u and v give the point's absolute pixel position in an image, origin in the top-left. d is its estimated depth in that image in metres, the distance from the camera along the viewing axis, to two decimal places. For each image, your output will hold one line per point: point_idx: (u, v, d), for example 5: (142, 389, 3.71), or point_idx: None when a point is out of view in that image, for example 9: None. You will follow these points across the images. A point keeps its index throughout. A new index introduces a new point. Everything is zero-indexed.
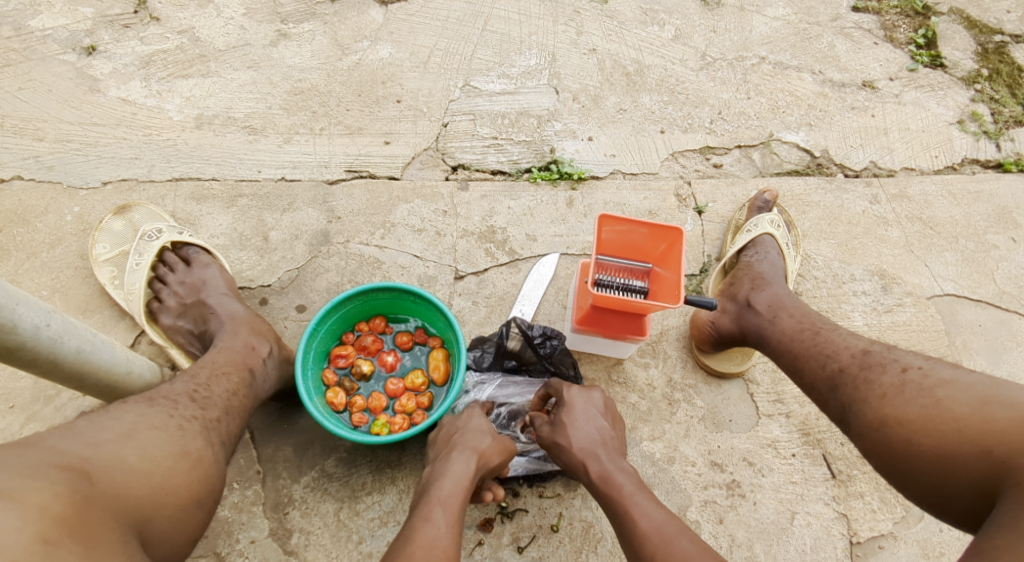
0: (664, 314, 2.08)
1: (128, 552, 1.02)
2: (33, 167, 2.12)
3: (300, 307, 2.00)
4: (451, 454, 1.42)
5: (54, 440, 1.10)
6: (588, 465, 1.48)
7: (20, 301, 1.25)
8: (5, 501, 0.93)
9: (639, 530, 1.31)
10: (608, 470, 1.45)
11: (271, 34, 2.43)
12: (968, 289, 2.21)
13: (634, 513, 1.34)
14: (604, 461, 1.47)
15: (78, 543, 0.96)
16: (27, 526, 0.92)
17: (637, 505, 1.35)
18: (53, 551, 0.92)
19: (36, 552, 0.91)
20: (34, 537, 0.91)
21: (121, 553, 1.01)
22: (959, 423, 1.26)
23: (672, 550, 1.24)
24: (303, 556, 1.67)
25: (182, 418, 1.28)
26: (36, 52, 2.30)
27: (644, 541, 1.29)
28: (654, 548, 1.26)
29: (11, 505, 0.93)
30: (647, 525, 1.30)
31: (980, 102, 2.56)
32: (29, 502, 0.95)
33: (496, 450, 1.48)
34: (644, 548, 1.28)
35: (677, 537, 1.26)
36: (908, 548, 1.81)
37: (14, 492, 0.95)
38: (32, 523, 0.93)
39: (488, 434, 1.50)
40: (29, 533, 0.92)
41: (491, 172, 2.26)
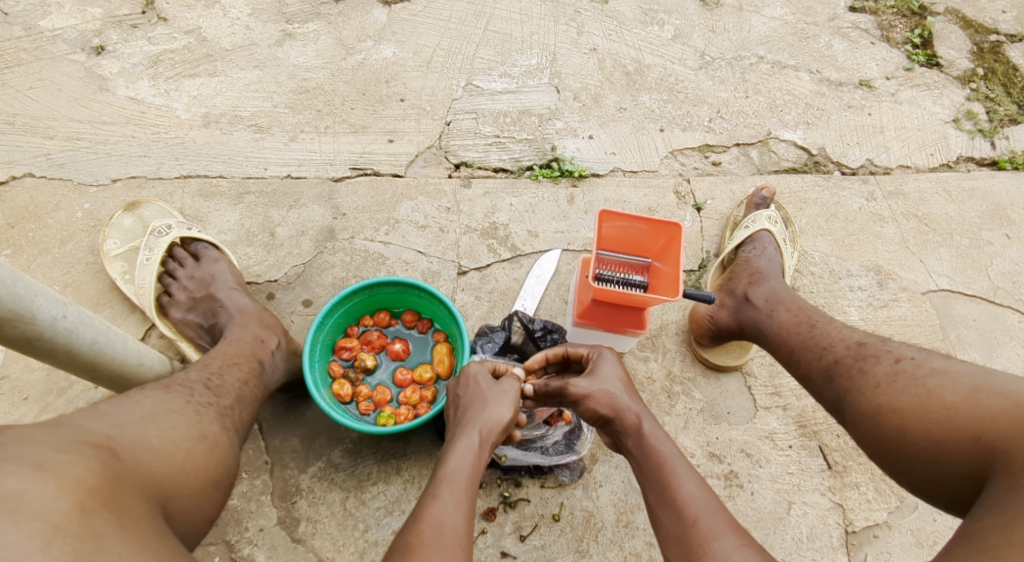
0: (663, 310, 2.12)
1: (158, 523, 1.05)
2: (43, 165, 2.16)
3: (306, 302, 2.04)
4: (458, 431, 1.44)
5: (81, 420, 1.14)
6: (635, 417, 1.47)
7: (38, 293, 1.29)
8: (42, 472, 0.96)
9: (683, 490, 1.30)
10: (655, 429, 1.44)
11: (276, 34, 2.47)
12: (963, 284, 2.25)
13: (680, 472, 1.34)
14: (650, 419, 1.47)
15: (112, 512, 0.99)
16: (66, 495, 0.95)
17: (682, 468, 1.35)
18: (90, 518, 0.95)
19: (76, 519, 0.94)
20: (72, 505, 0.95)
21: (151, 524, 1.04)
22: (950, 411, 1.29)
23: (714, 517, 1.24)
24: (311, 544, 1.70)
25: (198, 404, 1.33)
26: (46, 52, 2.34)
27: (686, 502, 1.28)
28: (696, 510, 1.26)
29: (48, 476, 0.96)
30: (692, 487, 1.30)
31: (975, 101, 2.59)
32: (66, 474, 0.98)
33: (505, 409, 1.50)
34: (685, 509, 1.27)
35: (717, 507, 1.27)
36: (902, 537, 1.85)
37: (50, 464, 0.98)
38: (70, 493, 0.96)
39: (491, 400, 1.51)
40: (68, 501, 0.95)
41: (493, 170, 2.29)
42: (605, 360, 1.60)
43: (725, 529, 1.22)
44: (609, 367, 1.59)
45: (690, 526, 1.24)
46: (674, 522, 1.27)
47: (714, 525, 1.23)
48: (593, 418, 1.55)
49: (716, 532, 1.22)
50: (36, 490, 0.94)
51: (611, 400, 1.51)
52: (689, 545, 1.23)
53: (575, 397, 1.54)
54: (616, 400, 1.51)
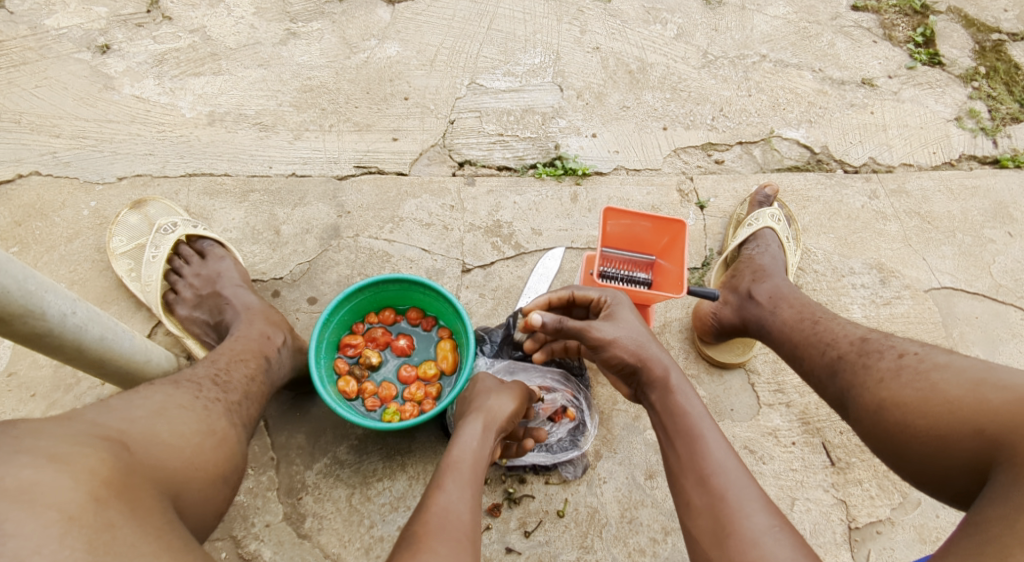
0: (666, 307, 2.13)
1: (170, 515, 1.06)
2: (50, 163, 2.17)
3: (311, 299, 2.05)
4: (465, 420, 1.46)
5: (92, 415, 1.15)
6: (665, 372, 1.44)
7: (48, 289, 1.30)
8: (57, 464, 0.97)
9: (713, 458, 1.28)
10: (683, 387, 1.42)
11: (281, 33, 2.48)
12: (965, 282, 2.25)
13: (709, 439, 1.31)
14: (678, 374, 1.45)
15: (126, 503, 1.00)
16: (80, 487, 0.96)
17: (712, 434, 1.33)
18: (105, 509, 0.96)
19: (90, 510, 0.94)
20: (87, 496, 0.96)
21: (164, 516, 1.05)
22: (952, 404, 1.30)
23: (742, 492, 1.22)
24: (316, 540, 1.71)
25: (206, 399, 1.34)
26: (52, 51, 2.35)
27: (714, 472, 1.26)
28: (725, 483, 1.24)
29: (63, 468, 0.97)
30: (721, 455, 1.29)
31: (978, 100, 2.60)
32: (80, 466, 0.99)
33: (509, 403, 1.53)
34: (714, 480, 1.25)
35: (748, 480, 1.25)
36: (905, 534, 1.86)
37: (64, 456, 0.99)
38: (85, 484, 0.97)
39: (494, 393, 1.56)
40: (83, 492, 0.96)
41: (497, 168, 2.30)
42: (620, 305, 1.59)
43: (755, 507, 1.19)
44: (628, 315, 1.57)
45: (718, 500, 1.23)
46: (701, 494, 1.26)
47: (742, 501, 1.21)
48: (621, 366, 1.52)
49: (745, 509, 1.20)
50: (52, 481, 0.95)
51: (637, 349, 1.49)
52: (717, 519, 1.21)
53: (597, 342, 1.52)
54: (642, 350, 1.49)
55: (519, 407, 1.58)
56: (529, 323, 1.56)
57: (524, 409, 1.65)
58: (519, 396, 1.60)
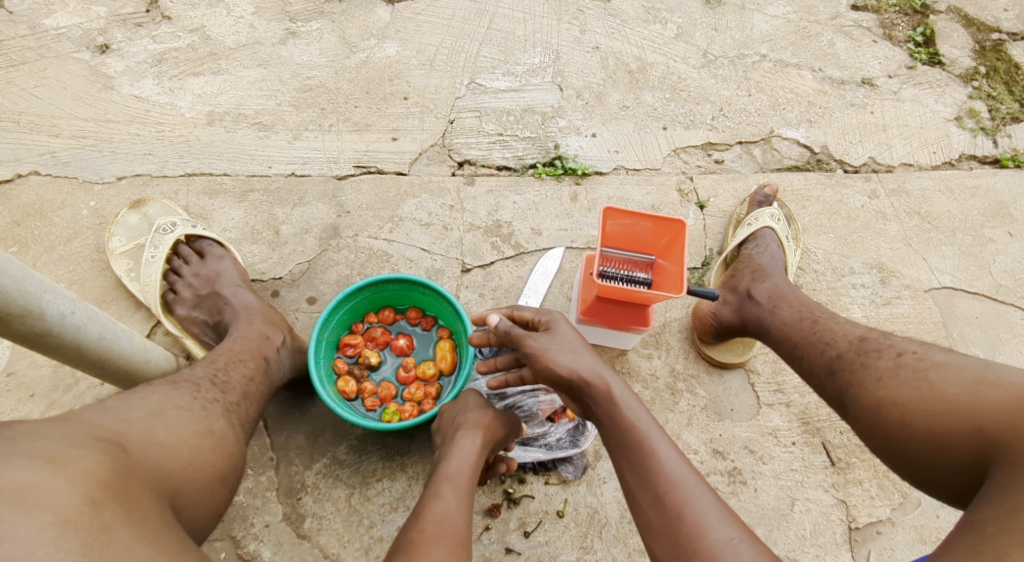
0: (666, 307, 2.13)
1: (167, 517, 1.06)
2: (49, 162, 2.16)
3: (310, 299, 2.05)
4: (458, 433, 1.47)
5: (90, 415, 1.14)
6: (604, 384, 1.40)
7: (47, 289, 1.30)
8: (53, 466, 0.97)
9: (666, 474, 1.26)
10: (628, 399, 1.38)
11: (280, 33, 2.48)
12: (965, 282, 2.25)
13: (662, 454, 1.29)
14: (621, 387, 1.40)
15: (122, 505, 0.99)
16: (76, 489, 0.96)
17: (665, 447, 1.31)
18: (100, 511, 0.96)
19: (86, 513, 0.94)
20: (83, 498, 0.95)
21: (161, 517, 1.05)
22: (950, 403, 1.29)
23: (701, 506, 1.21)
24: (316, 540, 1.71)
25: (205, 400, 1.33)
26: (51, 50, 2.35)
27: (670, 489, 1.24)
28: (681, 499, 1.22)
29: (59, 470, 0.97)
30: (674, 469, 1.27)
31: (978, 99, 2.60)
32: (75, 467, 0.99)
33: (500, 422, 1.55)
34: (670, 497, 1.24)
35: (706, 493, 1.23)
36: (906, 534, 1.86)
37: (60, 458, 0.99)
38: (80, 487, 0.97)
39: (490, 408, 1.58)
40: (79, 495, 0.96)
41: (497, 168, 2.30)
42: (558, 323, 1.51)
43: (716, 524, 1.18)
44: (566, 330, 1.50)
45: (676, 519, 1.21)
46: (660, 513, 1.24)
47: (701, 517, 1.19)
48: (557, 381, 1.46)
49: (705, 525, 1.18)
50: (47, 484, 0.94)
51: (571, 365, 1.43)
52: (677, 536, 1.20)
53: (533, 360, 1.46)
54: (578, 365, 1.43)
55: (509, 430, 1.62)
56: (488, 325, 1.60)
57: (512, 438, 1.67)
58: (514, 423, 1.64)
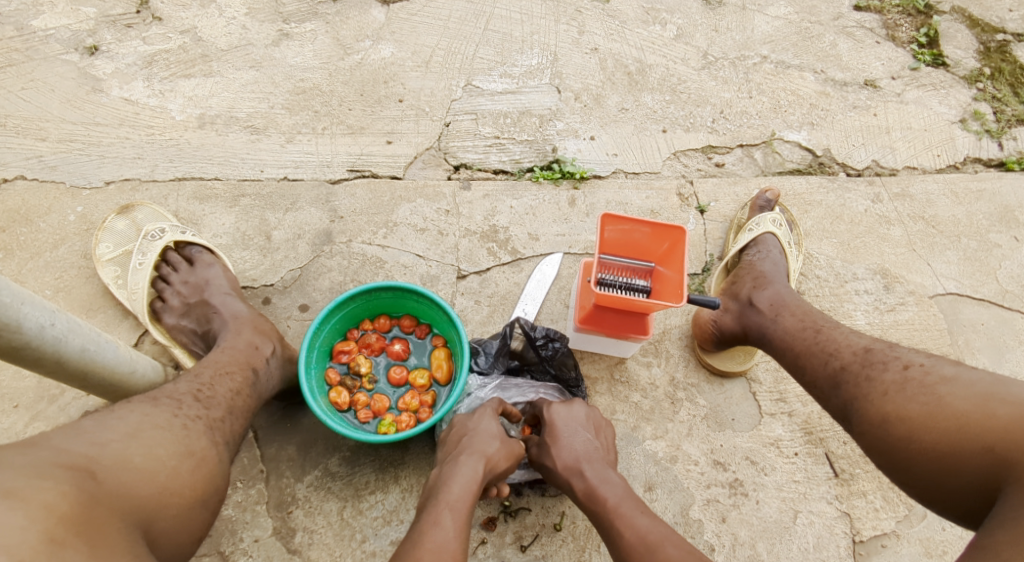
0: (666, 314, 2.08)
1: (135, 551, 1.02)
2: (35, 167, 2.12)
3: (302, 306, 2.01)
4: (459, 457, 1.42)
5: (60, 440, 1.10)
6: (573, 477, 1.52)
7: (25, 301, 1.25)
8: (12, 501, 0.92)
9: (627, 544, 1.34)
10: (593, 483, 1.48)
11: (273, 34, 2.43)
12: (970, 288, 2.21)
13: (621, 525, 1.37)
14: (589, 473, 1.50)
15: (85, 542, 0.96)
16: (34, 526, 0.92)
17: (625, 513, 1.39)
18: (61, 550, 0.92)
19: (43, 552, 0.90)
20: (40, 537, 0.91)
21: (126, 553, 1.01)
22: (960, 420, 1.26)
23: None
24: (306, 555, 1.67)
25: (186, 417, 1.29)
26: (39, 52, 2.31)
27: (630, 555, 1.32)
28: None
29: (18, 505, 0.93)
30: (633, 533, 1.34)
31: (982, 101, 2.55)
32: (37, 501, 0.95)
33: (505, 454, 1.49)
34: (634, 556, 1.31)
35: (662, 545, 1.29)
36: (911, 547, 1.82)
37: (21, 490, 0.95)
38: (39, 523, 0.92)
39: (497, 439, 1.51)
40: (36, 533, 0.91)
41: (493, 172, 2.26)
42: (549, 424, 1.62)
43: None
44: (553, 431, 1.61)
45: None
46: None
47: None
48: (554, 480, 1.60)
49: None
50: (4, 520, 0.90)
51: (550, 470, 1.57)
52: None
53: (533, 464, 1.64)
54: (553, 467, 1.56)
55: (512, 457, 1.52)
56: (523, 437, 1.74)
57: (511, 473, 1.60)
58: (517, 456, 1.56)
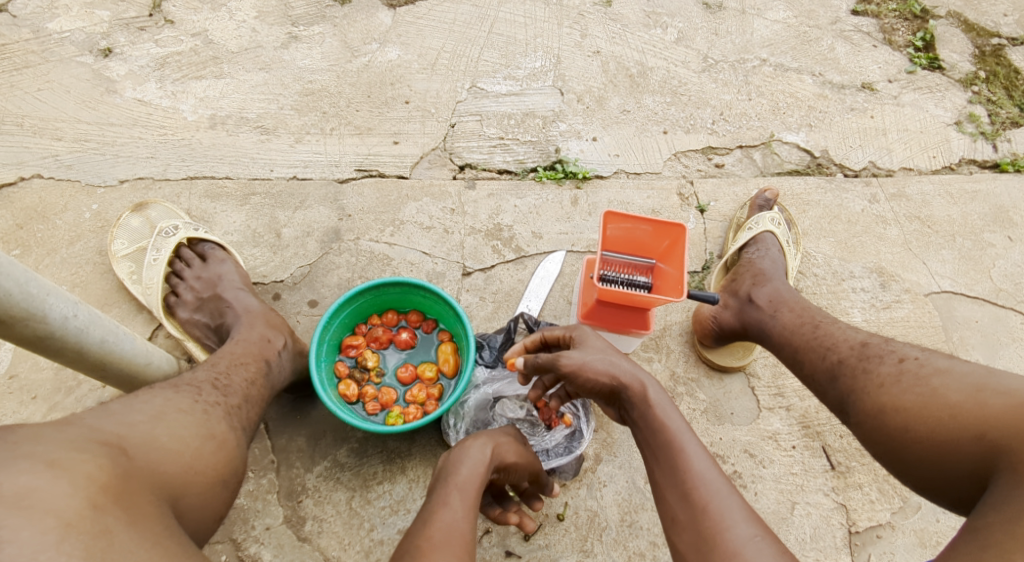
0: (667, 310, 2.13)
1: (169, 521, 1.07)
2: (51, 166, 2.17)
3: (312, 302, 2.06)
4: (469, 441, 1.47)
5: (92, 419, 1.15)
6: (640, 388, 1.38)
7: (50, 292, 1.30)
8: (55, 471, 0.98)
9: (694, 473, 1.26)
10: (661, 398, 1.37)
11: (282, 36, 2.49)
12: (965, 286, 2.26)
13: (690, 453, 1.29)
14: (656, 389, 1.39)
15: (124, 510, 1.00)
16: (77, 493, 0.97)
17: (693, 447, 1.30)
18: (102, 515, 0.97)
19: (87, 517, 0.95)
20: (84, 503, 0.96)
21: (162, 522, 1.05)
22: (954, 410, 1.30)
23: (725, 503, 1.21)
24: (317, 543, 1.72)
25: (206, 403, 1.34)
26: (54, 54, 2.36)
27: (696, 485, 1.24)
28: (706, 496, 1.23)
29: (61, 474, 0.98)
30: (701, 467, 1.27)
31: (977, 104, 2.60)
32: (77, 472, 1.00)
33: (515, 446, 1.54)
34: (696, 493, 1.24)
35: (730, 492, 1.23)
36: (906, 538, 1.86)
37: (62, 462, 1.00)
38: (82, 491, 0.97)
39: (508, 433, 1.57)
40: (80, 499, 0.96)
41: (498, 172, 2.31)
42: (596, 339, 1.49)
43: (737, 519, 1.19)
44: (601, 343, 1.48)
45: (701, 514, 1.21)
46: (685, 509, 1.24)
47: (725, 513, 1.20)
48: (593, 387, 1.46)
49: (727, 522, 1.18)
50: (49, 488, 0.95)
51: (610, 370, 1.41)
52: (699, 531, 1.20)
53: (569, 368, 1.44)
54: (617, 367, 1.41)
55: (522, 453, 1.57)
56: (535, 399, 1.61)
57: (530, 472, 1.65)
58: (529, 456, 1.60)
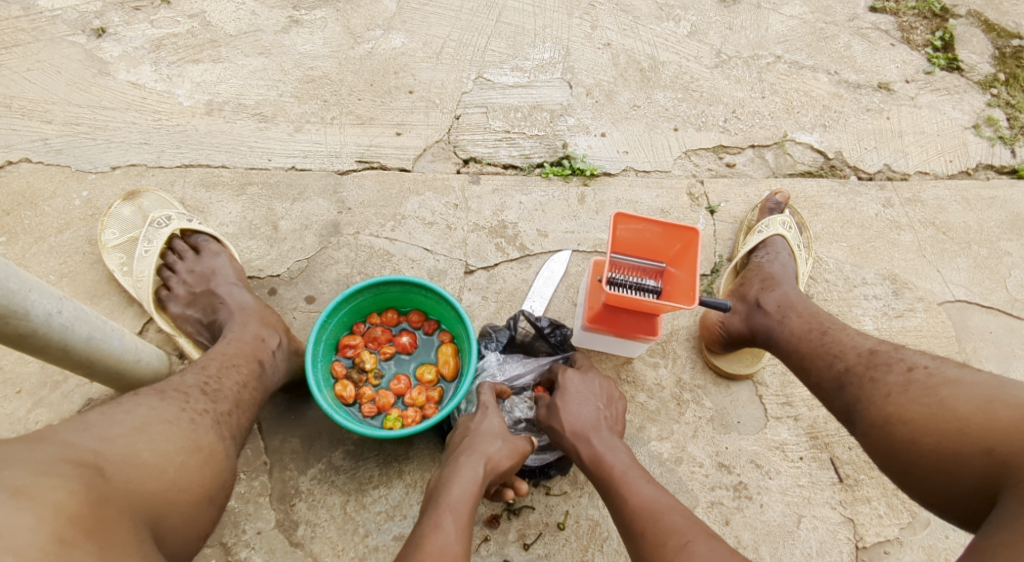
0: (674, 314, 2.07)
1: (143, 552, 1.02)
2: (40, 150, 2.10)
3: (309, 298, 1.99)
4: (460, 459, 1.41)
5: (67, 434, 1.09)
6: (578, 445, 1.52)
7: (32, 289, 1.24)
8: (21, 500, 0.92)
9: (631, 506, 1.34)
10: (598, 448, 1.49)
11: (283, 20, 2.40)
12: (980, 296, 2.20)
13: (626, 487, 1.38)
14: (596, 441, 1.51)
15: (93, 543, 0.95)
16: (43, 526, 0.91)
17: (631, 479, 1.39)
18: (69, 551, 0.91)
19: (52, 553, 0.89)
20: (50, 537, 0.90)
21: (134, 555, 1.00)
22: (962, 422, 1.25)
23: (662, 523, 1.27)
24: (309, 548, 1.67)
25: (193, 411, 1.28)
26: (45, 33, 2.27)
27: (634, 516, 1.32)
28: (645, 523, 1.29)
29: (27, 504, 0.92)
30: (637, 499, 1.34)
31: (996, 107, 2.53)
32: (45, 500, 0.94)
33: (509, 454, 1.48)
34: (635, 523, 1.31)
35: (667, 510, 1.30)
36: (914, 554, 1.82)
37: (29, 489, 0.94)
38: (48, 523, 0.92)
39: (500, 437, 1.50)
40: (45, 533, 0.90)
41: (503, 167, 2.24)
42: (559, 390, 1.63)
43: (671, 533, 1.25)
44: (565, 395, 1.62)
45: (641, 539, 1.28)
46: (630, 541, 1.31)
47: (661, 532, 1.26)
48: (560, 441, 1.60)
49: (664, 538, 1.25)
50: (13, 519, 0.89)
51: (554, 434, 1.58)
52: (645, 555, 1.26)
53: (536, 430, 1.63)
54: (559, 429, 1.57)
55: (518, 459, 1.51)
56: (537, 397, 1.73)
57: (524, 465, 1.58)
58: (522, 454, 1.52)
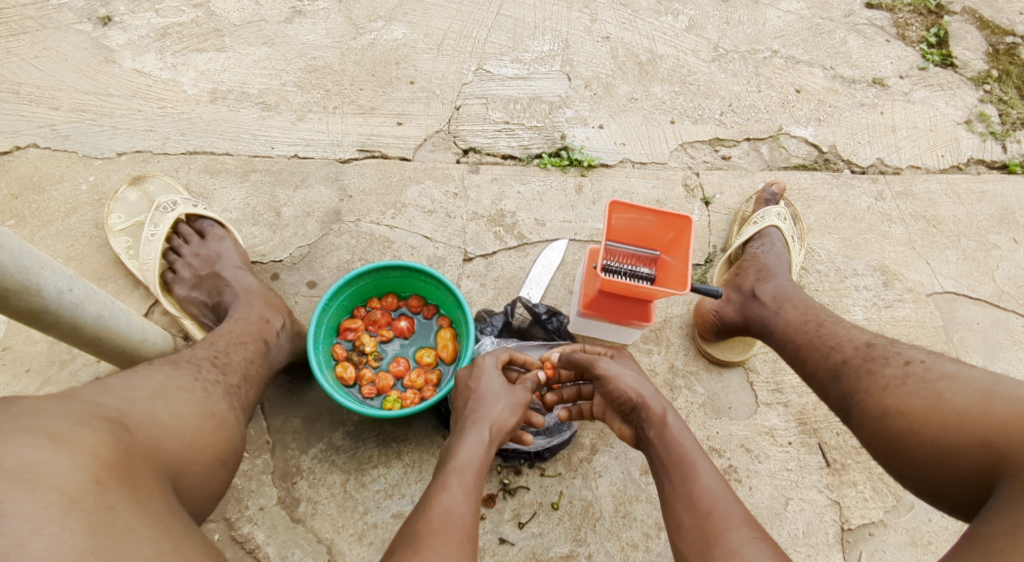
0: (668, 302, 2.12)
1: (170, 499, 1.06)
2: (47, 135, 2.14)
3: (311, 283, 2.04)
4: (466, 425, 1.45)
5: (93, 394, 1.14)
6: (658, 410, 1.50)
7: (45, 266, 1.28)
8: (57, 444, 0.97)
9: (703, 483, 1.32)
10: (677, 421, 1.47)
11: (286, 11, 2.44)
12: (968, 288, 2.25)
13: (700, 465, 1.36)
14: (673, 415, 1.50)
15: (126, 486, 0.99)
16: (81, 468, 0.96)
17: (702, 460, 1.37)
18: (105, 492, 0.96)
19: (91, 492, 0.94)
20: (87, 478, 0.95)
21: (163, 500, 1.04)
22: (960, 415, 1.29)
23: (729, 510, 1.27)
24: (310, 524, 1.71)
25: (205, 381, 1.33)
26: (52, 20, 2.31)
27: (703, 493, 1.31)
28: (713, 503, 1.29)
29: (64, 448, 0.97)
30: (710, 480, 1.33)
31: (988, 103, 2.57)
32: (80, 447, 0.99)
33: (512, 410, 1.52)
34: (703, 500, 1.30)
35: (734, 499, 1.30)
36: (898, 536, 1.87)
37: (64, 436, 0.99)
38: (85, 466, 0.97)
39: (502, 397, 1.54)
40: (83, 474, 0.95)
41: (502, 157, 2.28)
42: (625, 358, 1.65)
43: (738, 521, 1.25)
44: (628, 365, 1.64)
45: (705, 518, 1.27)
46: (689, 513, 1.30)
47: (728, 518, 1.26)
48: (621, 403, 1.57)
49: (728, 523, 1.24)
50: (52, 461, 0.94)
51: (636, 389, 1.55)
52: (703, 533, 1.26)
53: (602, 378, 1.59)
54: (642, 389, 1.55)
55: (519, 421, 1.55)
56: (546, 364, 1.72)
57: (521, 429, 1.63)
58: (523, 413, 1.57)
